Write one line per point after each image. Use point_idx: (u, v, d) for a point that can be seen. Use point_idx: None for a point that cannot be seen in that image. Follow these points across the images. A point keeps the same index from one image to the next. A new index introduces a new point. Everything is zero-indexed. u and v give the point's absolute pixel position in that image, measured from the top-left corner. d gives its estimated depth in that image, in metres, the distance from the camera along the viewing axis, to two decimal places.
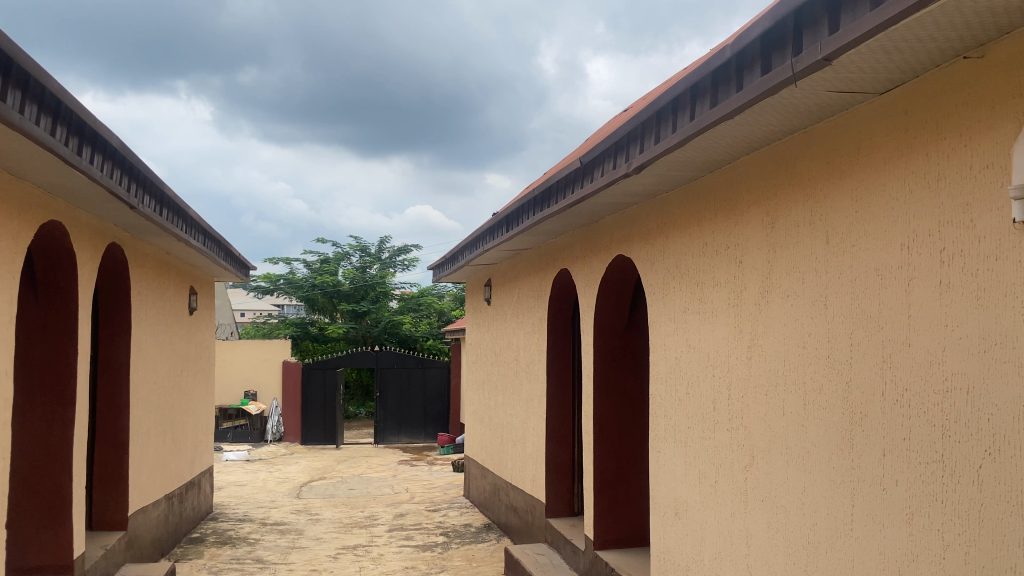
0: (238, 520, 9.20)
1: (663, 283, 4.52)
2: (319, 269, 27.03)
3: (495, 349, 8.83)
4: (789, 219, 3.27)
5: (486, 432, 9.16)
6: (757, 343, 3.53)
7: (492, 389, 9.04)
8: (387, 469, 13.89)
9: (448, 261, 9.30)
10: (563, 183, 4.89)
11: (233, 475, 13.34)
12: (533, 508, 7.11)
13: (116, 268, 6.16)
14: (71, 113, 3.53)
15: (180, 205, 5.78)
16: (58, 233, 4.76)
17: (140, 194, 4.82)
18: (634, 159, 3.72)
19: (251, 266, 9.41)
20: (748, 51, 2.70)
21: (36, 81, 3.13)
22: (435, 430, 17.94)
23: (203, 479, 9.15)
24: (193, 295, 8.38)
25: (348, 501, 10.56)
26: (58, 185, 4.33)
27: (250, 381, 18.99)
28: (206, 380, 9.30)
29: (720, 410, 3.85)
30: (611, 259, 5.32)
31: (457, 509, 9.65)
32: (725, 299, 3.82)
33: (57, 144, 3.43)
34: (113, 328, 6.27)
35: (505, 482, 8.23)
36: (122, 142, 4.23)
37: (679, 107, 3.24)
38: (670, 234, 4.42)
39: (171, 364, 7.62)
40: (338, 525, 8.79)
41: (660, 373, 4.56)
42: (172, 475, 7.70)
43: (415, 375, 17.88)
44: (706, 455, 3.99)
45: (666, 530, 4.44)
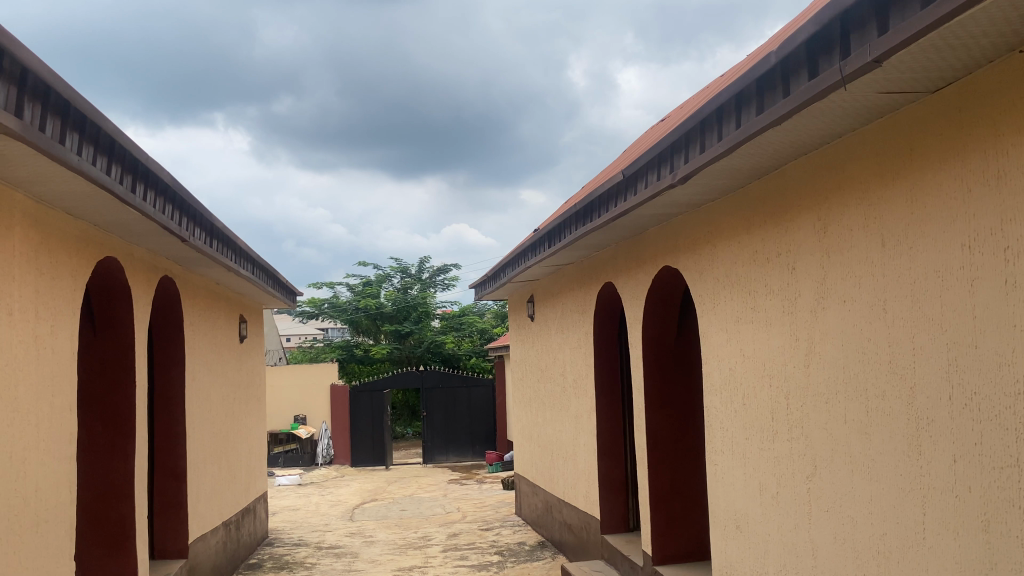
0: (294, 544, 9.27)
1: (713, 293, 4.47)
2: (361, 291, 27.31)
3: (541, 365, 8.81)
4: (841, 224, 3.22)
5: (536, 449, 9.13)
6: (815, 350, 3.46)
7: (540, 406, 9.00)
8: (437, 488, 13.92)
9: (490, 279, 9.33)
10: (605, 197, 4.87)
11: (286, 499, 13.46)
12: (588, 525, 7.04)
13: (169, 301, 6.29)
14: (126, 151, 3.63)
15: (228, 235, 5.89)
16: (114, 270, 4.88)
17: (190, 226, 4.92)
18: (679, 169, 3.69)
19: (297, 291, 9.55)
20: (793, 57, 2.67)
21: (93, 123, 3.23)
22: (483, 448, 17.90)
23: (259, 504, 9.25)
24: (242, 324, 8.51)
25: (401, 522, 10.58)
26: (113, 222, 4.43)
27: (299, 404, 19.18)
28: (258, 406, 9.43)
29: (779, 419, 3.79)
30: (657, 271, 5.29)
31: (510, 527, 9.61)
32: (779, 307, 3.76)
33: (113, 183, 3.53)
34: (167, 360, 6.39)
35: (557, 499, 8.20)
36: (173, 178, 4.33)
37: (724, 116, 3.21)
38: (718, 243, 4.37)
39: (224, 392, 7.73)
40: (393, 546, 8.81)
41: (714, 384, 4.50)
42: (228, 502, 7.78)
43: (461, 394, 17.95)
44: (766, 466, 3.93)
45: (728, 543, 4.37)
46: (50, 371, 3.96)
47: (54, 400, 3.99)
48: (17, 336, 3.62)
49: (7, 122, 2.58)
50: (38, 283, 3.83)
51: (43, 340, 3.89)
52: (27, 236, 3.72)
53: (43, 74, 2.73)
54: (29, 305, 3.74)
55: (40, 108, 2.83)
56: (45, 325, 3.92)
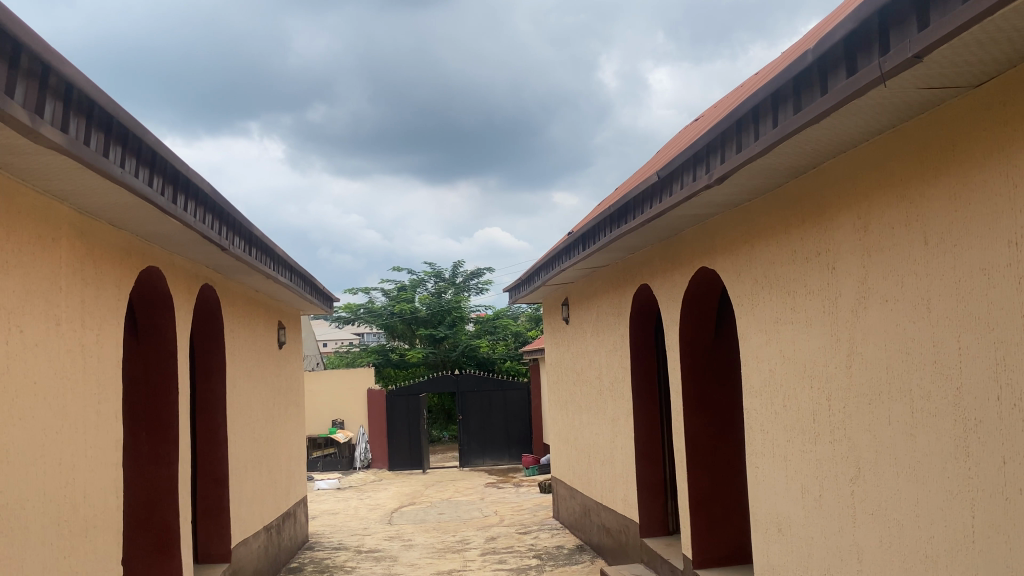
0: (334, 548, 9.34)
1: (751, 294, 4.43)
2: (396, 296, 27.49)
3: (577, 368, 8.80)
4: (882, 222, 3.17)
5: (573, 452, 9.11)
6: (857, 351, 3.42)
7: (576, 409, 8.97)
8: (474, 492, 13.95)
9: (523, 283, 9.33)
10: (640, 199, 4.85)
11: (325, 503, 13.59)
12: (627, 529, 7.00)
13: (209, 309, 6.39)
14: (167, 163, 3.70)
15: (267, 243, 5.97)
16: (156, 280, 4.96)
17: (229, 236, 5.00)
18: (715, 169, 3.66)
19: (334, 297, 9.63)
20: (830, 55, 2.64)
21: (135, 136, 3.30)
22: (519, 451, 17.90)
23: (299, 509, 9.34)
24: (281, 330, 8.62)
25: (438, 526, 10.62)
26: (154, 232, 4.50)
27: (337, 410, 19.36)
28: (297, 412, 9.53)
29: (821, 422, 3.74)
30: (694, 272, 5.25)
31: (547, 531, 9.60)
32: (819, 307, 3.71)
33: (155, 194, 3.60)
34: (209, 366, 6.49)
35: (595, 503, 8.17)
36: (212, 188, 4.41)
37: (761, 116, 3.18)
38: (756, 243, 4.33)
39: (263, 398, 7.83)
40: (431, 550, 8.84)
41: (754, 386, 4.45)
42: (269, 507, 7.88)
43: (496, 397, 17.98)
44: (808, 469, 3.88)
45: (771, 547, 4.31)
46: (97, 380, 4.04)
47: (101, 408, 4.08)
48: (64, 346, 3.70)
49: (53, 137, 2.65)
50: (83, 293, 3.91)
51: (89, 349, 3.97)
52: (72, 247, 3.80)
53: (88, 90, 2.80)
54: (75, 315, 3.82)
55: (85, 122, 2.89)
56: (91, 334, 4.00)
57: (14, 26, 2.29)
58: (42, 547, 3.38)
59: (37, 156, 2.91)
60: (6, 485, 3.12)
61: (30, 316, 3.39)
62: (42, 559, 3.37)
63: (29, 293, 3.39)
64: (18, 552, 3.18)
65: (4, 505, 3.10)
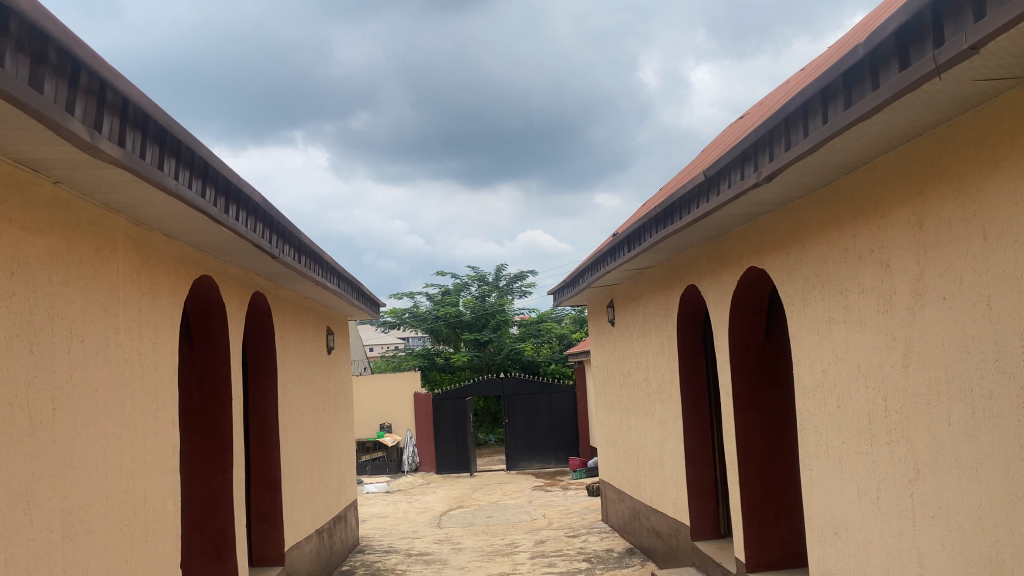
0: (384, 551, 9.42)
1: (803, 293, 4.37)
2: (440, 300, 27.65)
3: (623, 370, 8.75)
4: (938, 218, 3.10)
5: (621, 455, 9.06)
6: (913, 350, 3.34)
7: (623, 411, 8.92)
8: (522, 495, 13.95)
9: (568, 285, 9.31)
10: (686, 199, 4.81)
11: (374, 507, 13.71)
12: (677, 531, 6.94)
13: (261, 317, 6.51)
14: (219, 174, 3.78)
15: (315, 250, 6.06)
16: (209, 289, 5.07)
17: (280, 244, 5.10)
18: (764, 168, 3.61)
19: (380, 302, 9.72)
20: (881, 49, 2.59)
21: (188, 149, 3.37)
22: (566, 454, 17.84)
23: (349, 512, 9.44)
24: (329, 336, 8.74)
25: (487, 529, 10.65)
26: (206, 242, 4.60)
27: (384, 414, 19.53)
28: (346, 416, 9.64)
29: (877, 422, 3.67)
30: (742, 272, 5.19)
31: (597, 534, 9.55)
32: (874, 305, 3.64)
33: (208, 205, 3.68)
34: (260, 373, 6.60)
35: (645, 506, 8.11)
36: (262, 197, 4.49)
37: (810, 112, 3.13)
38: (807, 242, 4.27)
39: (314, 403, 7.94)
40: (481, 553, 8.87)
41: (807, 387, 4.39)
42: (321, 510, 7.98)
43: (542, 401, 17.97)
44: (865, 470, 3.80)
45: (826, 550, 4.24)
46: (154, 387, 4.14)
47: (159, 414, 4.18)
48: (124, 355, 3.80)
49: (110, 151, 2.72)
50: (140, 303, 4.01)
51: (147, 358, 4.07)
52: (129, 258, 3.90)
53: (144, 105, 2.87)
54: (133, 324, 3.92)
55: (141, 137, 2.97)
56: (148, 343, 4.10)
57: (73, 45, 2.37)
58: (105, 550, 3.47)
59: (95, 170, 3.00)
60: (71, 491, 3.22)
61: (91, 326, 3.49)
62: (106, 562, 3.47)
63: (90, 303, 3.49)
64: (82, 555, 3.28)
65: (69, 509, 3.20)
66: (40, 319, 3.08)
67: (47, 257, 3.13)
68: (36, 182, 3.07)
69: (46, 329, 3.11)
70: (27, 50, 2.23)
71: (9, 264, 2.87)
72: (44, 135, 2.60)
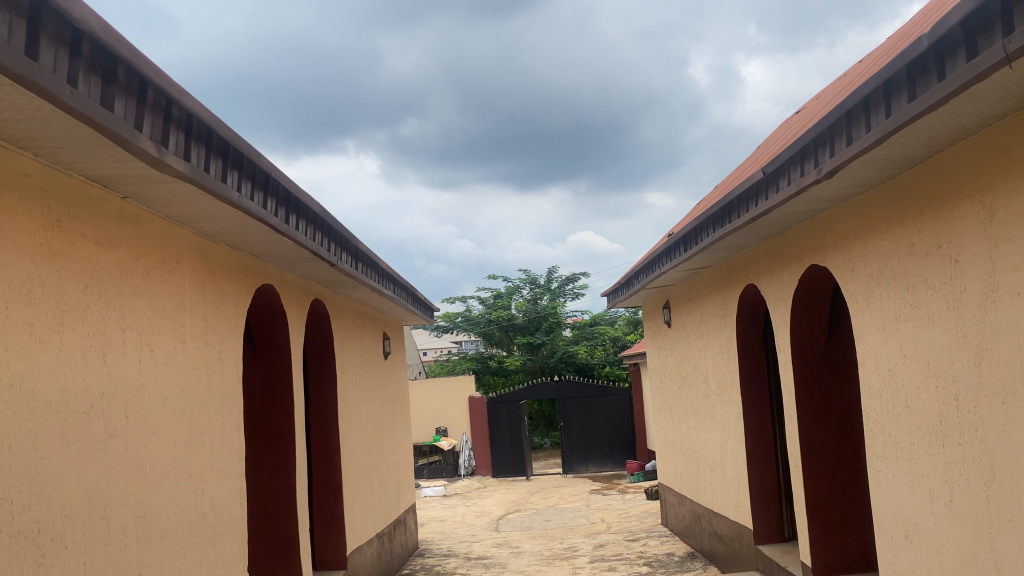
0: (443, 555, 9.48)
1: (867, 291, 4.26)
2: (493, 304, 27.74)
3: (681, 372, 8.65)
4: (1009, 211, 3.00)
5: (680, 458, 8.96)
6: (986, 348, 3.24)
7: (682, 414, 8.82)
8: (579, 499, 13.88)
9: (622, 286, 9.25)
10: (744, 197, 4.74)
11: (432, 511, 13.81)
12: (740, 535, 6.84)
13: (320, 324, 6.62)
14: (279, 184, 3.86)
15: (371, 258, 6.14)
16: (271, 297, 5.17)
17: (338, 252, 5.18)
18: (825, 163, 3.53)
19: (434, 306, 9.79)
20: (948, 39, 2.52)
21: (250, 161, 3.45)
22: (622, 457, 17.72)
23: (408, 516, 9.53)
24: (386, 341, 8.83)
25: (546, 533, 10.63)
26: (267, 251, 4.70)
27: (440, 418, 19.67)
28: (404, 420, 9.73)
29: (949, 422, 3.56)
30: (803, 270, 5.09)
31: (657, 538, 9.47)
32: (942, 302, 3.54)
33: (269, 216, 3.76)
34: (321, 379, 6.72)
35: (706, 510, 8.01)
36: (320, 207, 4.57)
37: (872, 105, 3.06)
38: (870, 238, 4.17)
39: (372, 408, 8.03)
40: (540, 557, 8.86)
41: (873, 388, 4.28)
42: (381, 514, 8.07)
43: (597, 404, 17.86)
44: (937, 472, 3.69)
45: (897, 555, 4.13)
46: (220, 395, 4.24)
47: (224, 421, 4.28)
48: (191, 363, 3.90)
49: (177, 166, 2.79)
50: (206, 312, 4.11)
51: (213, 366, 4.17)
52: (195, 269, 4.00)
53: (208, 120, 2.95)
54: (200, 333, 4.02)
55: (205, 151, 3.05)
56: (214, 351, 4.20)
57: (141, 64, 2.44)
58: (177, 554, 3.56)
59: (162, 184, 3.08)
60: (144, 496, 3.31)
61: (160, 336, 3.59)
62: (177, 565, 3.56)
63: (158, 314, 3.58)
64: (155, 558, 3.37)
65: (142, 514, 3.29)
66: (112, 330, 3.17)
67: (118, 270, 3.23)
68: (106, 198, 3.17)
69: (118, 340, 3.21)
70: (98, 71, 2.30)
71: (82, 277, 2.97)
72: (115, 152, 2.68)
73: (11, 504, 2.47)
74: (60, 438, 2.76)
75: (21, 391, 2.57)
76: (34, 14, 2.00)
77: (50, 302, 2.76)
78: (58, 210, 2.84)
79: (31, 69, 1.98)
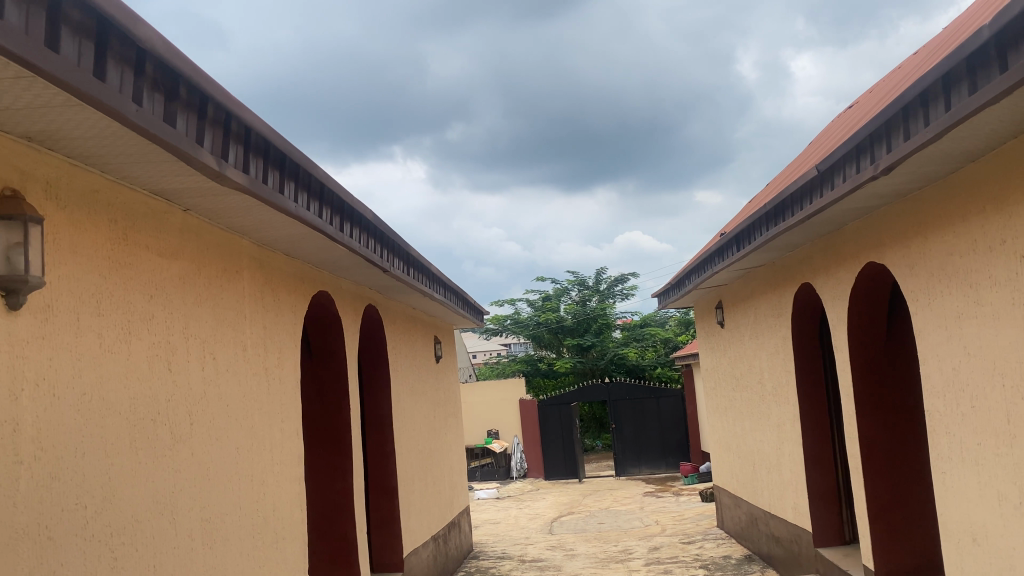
0: (498, 558, 9.51)
1: (928, 288, 4.17)
2: (542, 306, 27.71)
3: (735, 373, 8.55)
4: None
5: (735, 459, 8.85)
6: None
7: (736, 415, 8.71)
8: (633, 501, 13.79)
9: (674, 287, 9.18)
10: (798, 195, 4.67)
11: (486, 513, 13.88)
12: (798, 538, 6.72)
13: (374, 329, 6.71)
14: (334, 193, 3.93)
15: (422, 263, 6.20)
16: (326, 304, 5.25)
17: (390, 258, 5.25)
18: (881, 159, 3.47)
19: (484, 309, 9.84)
20: (1011, 29, 2.45)
21: (306, 172, 3.52)
22: (676, 459, 17.56)
23: (463, 518, 9.59)
24: (437, 344, 8.90)
25: (600, 536, 10.59)
26: (322, 259, 4.78)
27: (491, 421, 19.74)
28: (456, 423, 9.80)
29: (1016, 422, 3.46)
30: (860, 268, 4.99)
31: (712, 540, 9.36)
32: (1008, 299, 3.44)
33: (324, 224, 3.83)
34: (376, 384, 6.81)
35: (763, 511, 7.90)
36: (373, 214, 4.64)
37: (930, 99, 3.00)
38: (930, 234, 4.08)
39: (425, 411, 8.10)
40: (595, 560, 8.83)
41: (936, 387, 4.18)
42: (436, 516, 8.14)
43: (649, 405, 17.72)
44: (1004, 474, 3.59)
45: (964, 558, 4.02)
46: (280, 400, 4.33)
47: (284, 426, 4.37)
48: (251, 369, 3.99)
49: (237, 179, 2.87)
50: (265, 319, 4.20)
51: (272, 372, 4.26)
52: (254, 278, 4.09)
53: (265, 133, 3.02)
54: (259, 340, 4.12)
55: (263, 163, 3.12)
56: (273, 357, 4.30)
57: (202, 81, 2.51)
58: (241, 556, 3.65)
59: (222, 196, 3.17)
60: (209, 499, 3.40)
61: (222, 344, 3.69)
62: (242, 567, 3.64)
63: (220, 322, 3.68)
64: (220, 560, 3.45)
65: (207, 518, 3.37)
66: (177, 339, 3.27)
67: (181, 280, 3.33)
68: (169, 211, 3.26)
69: (182, 348, 3.30)
70: (161, 88, 2.38)
71: (147, 288, 3.06)
72: (178, 167, 2.76)
73: (85, 508, 2.56)
74: (130, 444, 2.86)
75: (92, 399, 2.66)
76: (100, 36, 2.08)
77: (118, 313, 2.85)
78: (123, 223, 2.93)
79: (99, 89, 2.06)
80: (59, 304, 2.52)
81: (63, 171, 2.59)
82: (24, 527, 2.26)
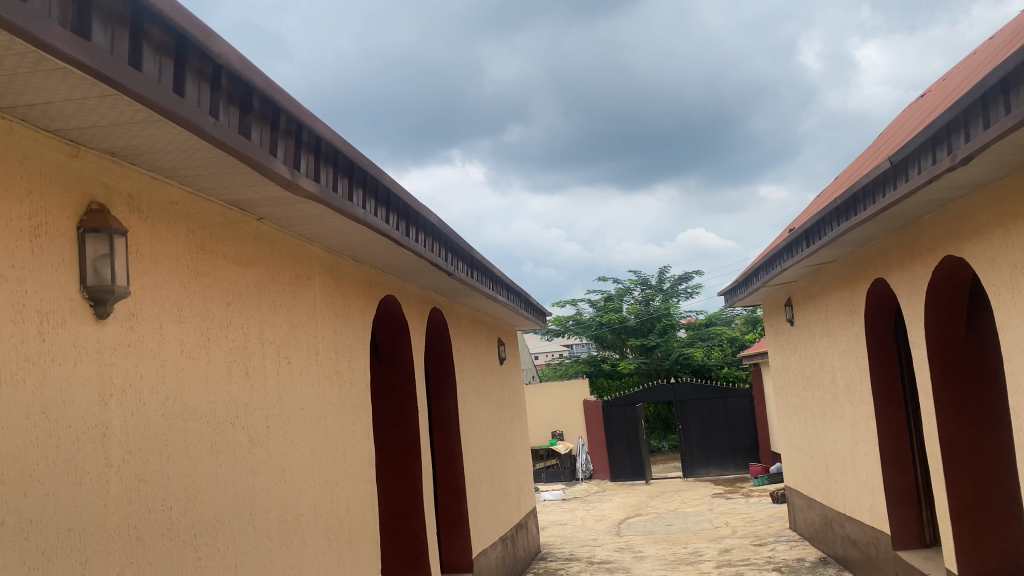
0: (566, 559, 9.49)
1: (1011, 282, 4.01)
2: (605, 306, 27.55)
3: (806, 372, 8.36)
4: None
5: (808, 460, 8.66)
6: None
7: (808, 414, 8.52)
8: (701, 503, 13.61)
9: (740, 284, 9.03)
10: (870, 188, 4.54)
11: (553, 514, 13.88)
12: (876, 540, 6.54)
13: (440, 332, 6.78)
14: (400, 199, 3.99)
15: (485, 266, 6.24)
16: (393, 308, 5.33)
17: (455, 261, 5.31)
18: (959, 150, 3.35)
19: (547, 310, 9.85)
20: None
21: (373, 178, 3.59)
22: (745, 460, 17.28)
23: (530, 520, 9.60)
24: (501, 346, 8.92)
25: (669, 537, 10.48)
26: (389, 264, 4.85)
27: (556, 422, 19.72)
28: (522, 424, 9.83)
29: None
30: (937, 262, 4.84)
31: (785, 543, 9.17)
32: None
33: (391, 230, 3.89)
34: (442, 386, 6.87)
35: (837, 513, 7.72)
36: (438, 218, 4.69)
37: (1012, 85, 2.89)
38: (1012, 226, 3.93)
39: (491, 413, 8.15)
40: (665, 562, 8.74)
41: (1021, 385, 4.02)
42: (504, 518, 8.18)
43: (717, 405, 17.46)
44: None
45: None
46: (351, 403, 4.42)
47: (355, 428, 4.45)
48: (323, 373, 4.08)
49: (308, 187, 2.94)
50: (336, 324, 4.29)
51: (343, 375, 4.34)
52: (324, 283, 4.18)
53: (335, 141, 3.09)
54: (331, 345, 4.20)
55: (332, 171, 3.19)
56: (344, 361, 4.38)
57: (274, 93, 2.59)
58: (317, 555, 3.73)
59: (294, 205, 3.25)
60: (286, 500, 3.49)
61: (296, 348, 3.78)
62: (318, 567, 3.73)
63: (293, 327, 3.77)
64: (298, 560, 3.53)
65: (285, 519, 3.46)
66: (253, 345, 3.36)
67: (256, 286, 3.42)
68: (243, 220, 3.36)
69: (258, 354, 3.40)
70: (236, 101, 2.45)
71: (225, 295, 3.16)
72: (252, 177, 2.84)
73: (171, 509, 2.66)
74: (211, 448, 2.95)
75: (175, 405, 2.76)
76: (180, 53, 2.16)
77: (198, 321, 2.95)
78: (201, 233, 3.03)
79: (180, 104, 2.13)
80: (143, 312, 2.62)
81: (144, 184, 2.69)
82: (115, 527, 2.36)
